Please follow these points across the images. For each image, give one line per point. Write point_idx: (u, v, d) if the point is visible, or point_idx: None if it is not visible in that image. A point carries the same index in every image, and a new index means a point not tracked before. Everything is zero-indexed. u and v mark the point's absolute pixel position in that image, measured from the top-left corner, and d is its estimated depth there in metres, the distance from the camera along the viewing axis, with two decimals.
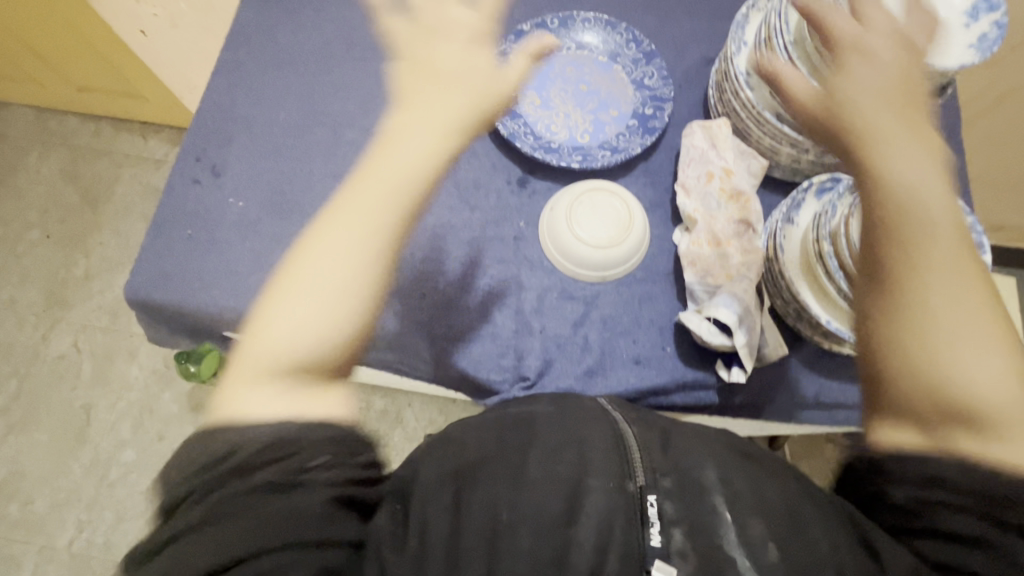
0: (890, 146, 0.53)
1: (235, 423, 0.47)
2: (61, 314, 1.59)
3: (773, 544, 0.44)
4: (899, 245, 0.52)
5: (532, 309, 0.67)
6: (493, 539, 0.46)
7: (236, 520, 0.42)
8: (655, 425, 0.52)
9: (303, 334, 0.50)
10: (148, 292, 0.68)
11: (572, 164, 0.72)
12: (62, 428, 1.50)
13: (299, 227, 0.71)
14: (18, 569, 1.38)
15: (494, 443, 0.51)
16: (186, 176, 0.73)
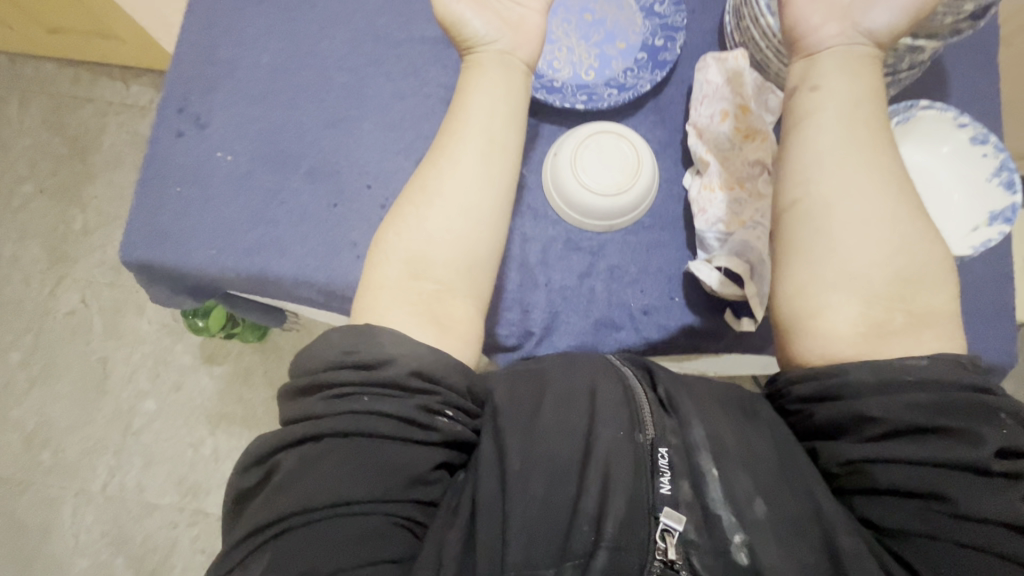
0: (839, 59, 0.51)
1: (321, 352, 0.48)
2: (65, 270, 1.58)
3: (759, 499, 0.45)
4: (853, 153, 0.50)
5: (536, 260, 0.65)
6: (502, 483, 0.46)
7: (316, 455, 0.44)
8: (671, 378, 0.52)
9: (441, 231, 0.52)
10: (145, 252, 0.66)
11: (576, 104, 0.67)
12: (82, 380, 1.54)
13: (292, 180, 0.68)
14: (58, 511, 1.47)
15: (508, 394, 0.51)
16: (170, 128, 0.70)
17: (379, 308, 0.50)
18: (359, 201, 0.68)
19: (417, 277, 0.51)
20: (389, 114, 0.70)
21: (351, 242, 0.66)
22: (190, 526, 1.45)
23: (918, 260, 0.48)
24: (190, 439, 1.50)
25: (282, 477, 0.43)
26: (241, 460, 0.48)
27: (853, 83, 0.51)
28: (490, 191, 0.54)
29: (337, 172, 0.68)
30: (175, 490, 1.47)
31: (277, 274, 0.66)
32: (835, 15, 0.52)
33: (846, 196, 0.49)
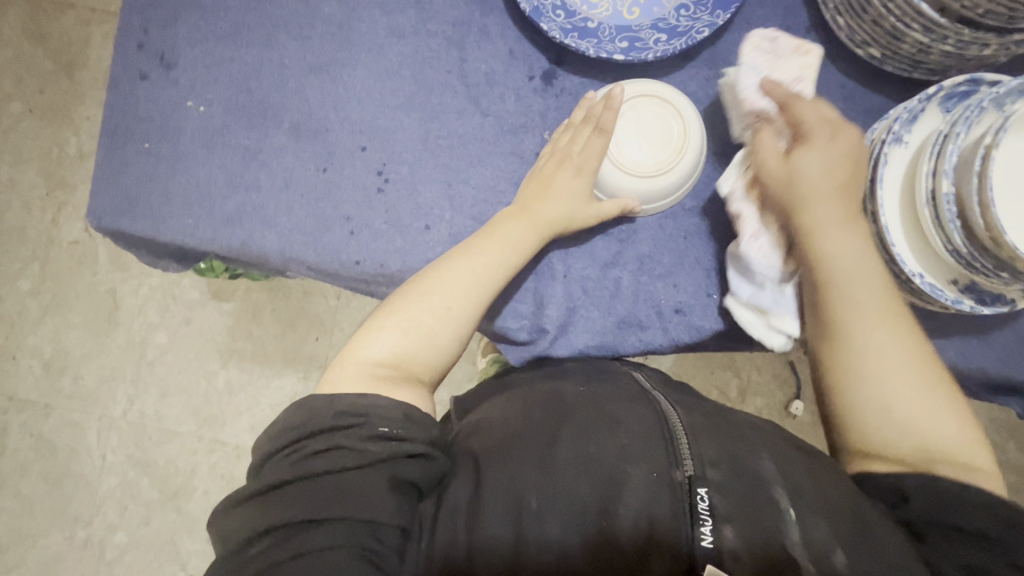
0: (840, 234, 0.48)
1: (302, 404, 0.49)
2: (65, 199, 1.40)
3: (841, 550, 0.44)
4: (877, 294, 0.49)
5: (556, 246, 0.57)
6: (517, 525, 0.47)
7: (309, 506, 0.43)
8: (692, 411, 0.53)
9: (420, 291, 0.54)
10: (114, 220, 0.58)
11: (614, 52, 0.56)
12: (93, 309, 1.38)
13: (274, 138, 0.58)
14: (84, 434, 1.34)
15: (522, 425, 0.53)
16: (131, 69, 0.59)
17: (351, 374, 0.53)
18: (351, 166, 0.58)
19: (378, 358, 0.54)
20: (386, 59, 0.59)
21: (343, 216, 0.58)
22: (209, 453, 1.33)
23: (933, 408, 0.49)
24: (202, 371, 1.36)
25: (273, 515, 0.43)
26: (224, 530, 0.45)
27: (858, 252, 0.49)
28: (477, 270, 0.54)
29: (325, 130, 0.58)
30: (192, 420, 1.35)
31: (261, 251, 0.58)
32: (831, 193, 0.49)
33: (879, 342, 0.50)
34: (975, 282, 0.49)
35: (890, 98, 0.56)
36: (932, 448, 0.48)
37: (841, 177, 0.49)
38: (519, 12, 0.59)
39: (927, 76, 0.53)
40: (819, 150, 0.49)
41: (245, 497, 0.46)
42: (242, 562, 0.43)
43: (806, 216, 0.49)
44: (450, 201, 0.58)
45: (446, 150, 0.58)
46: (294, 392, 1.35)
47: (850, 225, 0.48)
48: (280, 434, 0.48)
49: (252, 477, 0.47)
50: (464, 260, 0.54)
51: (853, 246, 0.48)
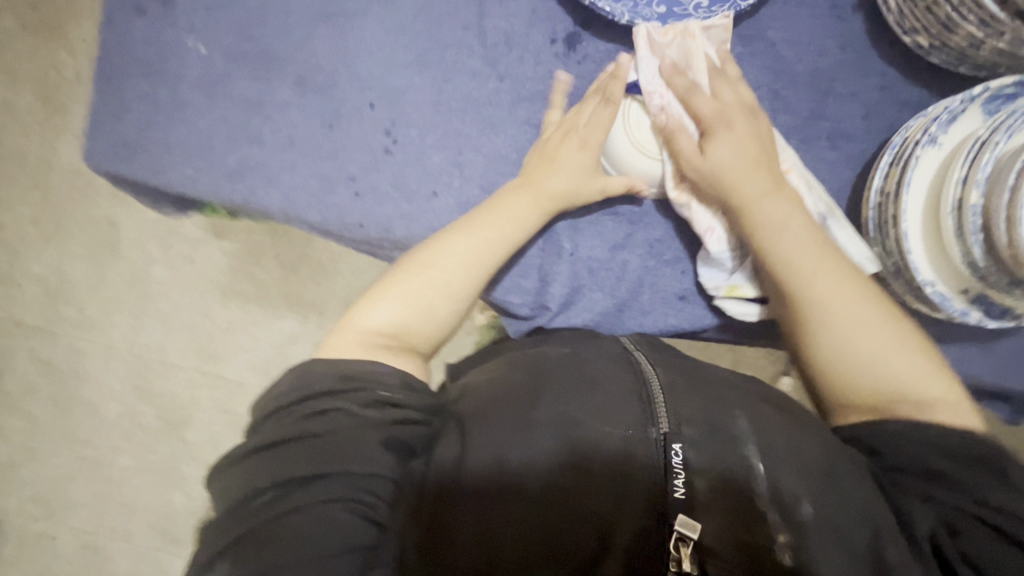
0: (775, 205, 0.49)
1: (296, 376, 0.47)
2: (64, 125, 1.35)
3: (806, 500, 0.42)
4: (822, 257, 0.49)
5: (564, 225, 0.56)
6: (501, 484, 0.43)
7: (306, 460, 0.42)
8: (676, 367, 0.50)
9: (431, 245, 0.53)
10: (113, 164, 0.57)
11: (651, 17, 0.52)
12: (95, 240, 1.37)
13: (279, 90, 0.56)
14: (88, 360, 1.37)
15: (505, 387, 0.48)
16: (128, 4, 0.56)
17: (351, 336, 0.51)
18: (358, 124, 0.56)
19: (377, 327, 0.52)
20: (400, 11, 0.55)
21: (348, 176, 0.56)
22: (211, 388, 1.36)
23: (908, 363, 0.48)
24: (203, 309, 1.37)
25: (257, 474, 0.42)
26: (224, 486, 0.44)
27: (792, 218, 0.49)
28: (480, 234, 0.52)
29: (332, 84, 0.55)
30: (193, 354, 1.37)
31: (264, 206, 0.56)
32: (749, 171, 0.50)
33: (842, 309, 0.48)
34: (986, 295, 0.48)
35: (931, 92, 0.53)
36: (891, 391, 0.48)
37: (751, 155, 0.50)
38: None
39: (973, 72, 0.50)
40: (726, 137, 0.50)
41: (235, 459, 0.45)
42: (239, 518, 0.41)
43: (739, 194, 0.50)
44: (459, 169, 0.56)
45: (458, 113, 0.55)
46: (293, 336, 1.36)
47: (772, 194, 0.49)
48: (273, 396, 0.48)
49: (251, 436, 0.46)
50: (466, 231, 0.52)
51: (788, 215, 0.49)
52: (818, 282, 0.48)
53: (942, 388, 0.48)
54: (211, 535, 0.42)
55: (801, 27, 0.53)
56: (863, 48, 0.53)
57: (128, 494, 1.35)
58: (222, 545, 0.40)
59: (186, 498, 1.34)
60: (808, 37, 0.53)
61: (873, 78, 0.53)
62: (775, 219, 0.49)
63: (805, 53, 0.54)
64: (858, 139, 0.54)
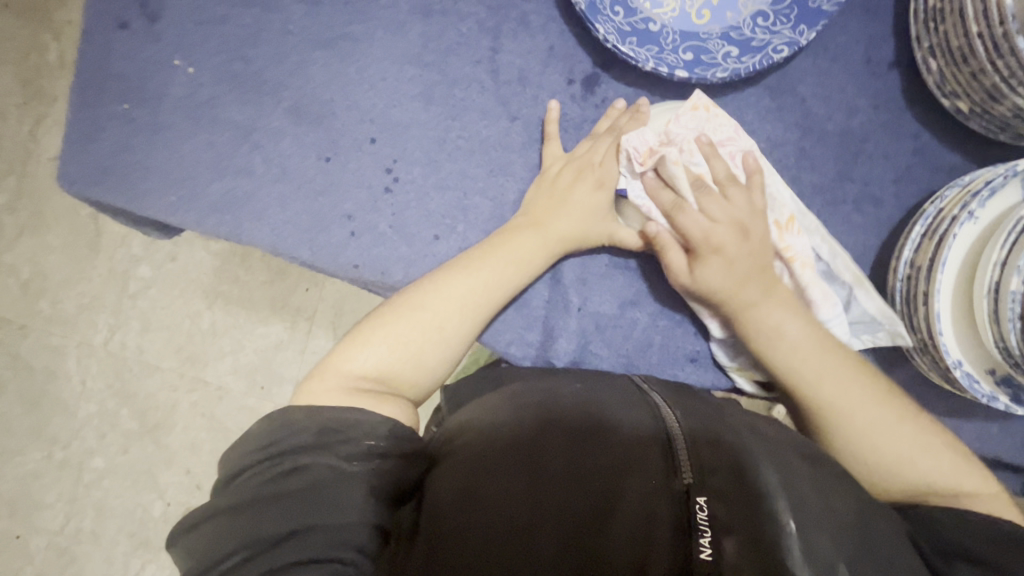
0: (782, 284, 0.47)
1: (264, 426, 0.41)
2: (44, 112, 1.28)
3: (843, 565, 0.37)
4: (823, 327, 0.47)
5: (573, 277, 0.53)
6: (508, 537, 0.38)
7: (279, 520, 0.37)
8: (693, 412, 0.45)
9: (428, 282, 0.48)
10: (84, 189, 0.51)
11: (677, 64, 0.48)
12: (74, 234, 1.31)
13: (271, 117, 0.51)
14: (62, 359, 1.31)
15: (510, 426, 0.43)
16: (107, 15, 0.51)
17: (331, 380, 0.45)
18: (357, 159, 0.52)
19: (362, 372, 0.46)
20: (408, 39, 0.51)
21: (343, 214, 0.52)
22: (190, 392, 1.31)
23: (924, 463, 0.45)
24: (185, 311, 1.32)
25: (226, 540, 0.37)
26: (188, 549, 0.38)
27: (788, 323, 0.46)
28: (478, 258, 0.48)
29: (330, 114, 0.51)
30: (173, 357, 1.31)
31: (250, 241, 0.52)
32: (754, 272, 0.47)
33: (851, 388, 0.46)
34: (1012, 377, 0.46)
35: (965, 158, 0.50)
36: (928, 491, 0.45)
37: (755, 238, 0.47)
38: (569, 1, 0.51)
39: (1012, 141, 0.47)
40: (742, 192, 0.47)
41: (197, 522, 0.38)
42: None
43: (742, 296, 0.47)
44: (464, 212, 0.52)
45: (465, 152, 0.52)
46: (278, 342, 1.31)
47: (775, 298, 0.47)
48: (237, 452, 0.41)
49: (217, 493, 0.40)
50: (464, 271, 0.48)
51: (791, 287, 0.47)
52: (829, 359, 0.46)
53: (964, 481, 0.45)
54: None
55: (834, 81, 0.50)
56: (897, 108, 0.50)
57: (99, 496, 1.28)
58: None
59: (160, 502, 1.29)
60: (841, 93, 0.50)
61: (904, 140, 0.50)
62: (783, 295, 0.47)
63: (836, 109, 0.51)
64: (887, 203, 0.51)
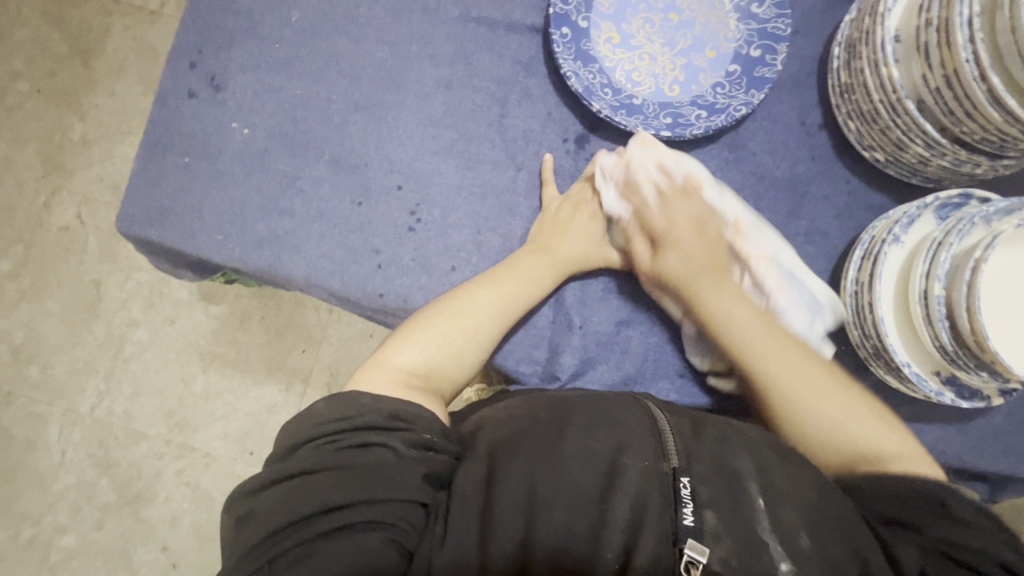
0: (721, 298, 0.59)
1: (325, 407, 0.49)
2: (60, 183, 1.32)
3: (805, 533, 0.45)
4: (767, 335, 0.57)
5: (573, 300, 0.60)
6: (527, 512, 0.46)
7: (347, 488, 0.44)
8: (680, 413, 0.54)
9: (464, 293, 0.56)
10: (143, 228, 0.59)
11: (660, 128, 0.60)
12: (73, 300, 1.30)
13: (314, 168, 0.61)
14: (45, 427, 1.26)
15: (527, 421, 0.51)
16: (179, 86, 0.61)
17: (384, 373, 0.54)
18: (385, 202, 0.60)
19: (411, 368, 0.55)
20: (431, 106, 0.62)
21: (372, 249, 0.59)
22: (176, 459, 1.26)
23: (862, 424, 0.54)
24: (179, 374, 1.29)
25: (289, 497, 0.44)
26: (249, 508, 0.45)
27: (738, 309, 0.58)
28: (503, 279, 0.57)
29: (364, 166, 0.61)
30: (163, 422, 1.27)
31: (287, 272, 0.59)
32: (700, 271, 0.60)
33: (802, 403, 0.55)
34: (956, 376, 0.53)
35: (888, 199, 0.61)
36: (863, 450, 0.54)
37: (700, 262, 0.61)
38: (564, 84, 0.63)
39: (924, 183, 0.58)
40: (677, 250, 0.61)
41: (259, 483, 0.45)
42: (266, 544, 0.42)
43: (692, 290, 0.59)
44: (477, 246, 0.60)
45: (478, 196, 0.61)
46: (272, 404, 1.28)
47: (722, 291, 0.59)
48: (293, 431, 0.48)
49: (277, 462, 0.47)
50: (491, 283, 0.56)
51: (734, 305, 0.59)
52: (767, 359, 0.56)
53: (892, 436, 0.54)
54: (237, 557, 0.43)
55: (778, 139, 0.62)
56: (831, 159, 0.62)
57: None
58: (251, 566, 0.42)
59: None
60: (784, 148, 0.62)
61: (839, 184, 0.62)
62: (728, 320, 0.58)
63: (782, 161, 0.62)
64: (831, 236, 0.61)
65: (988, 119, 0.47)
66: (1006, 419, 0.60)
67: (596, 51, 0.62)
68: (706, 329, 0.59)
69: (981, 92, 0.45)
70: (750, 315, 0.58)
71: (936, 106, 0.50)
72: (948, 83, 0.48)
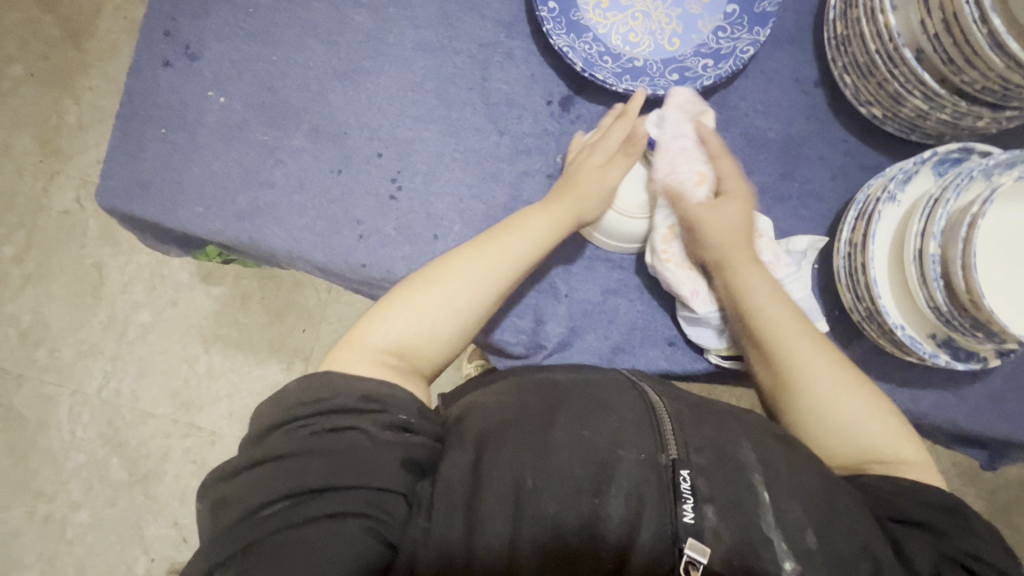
0: (755, 274, 0.55)
1: (301, 390, 0.49)
2: (56, 167, 1.32)
3: (811, 531, 0.45)
4: (794, 319, 0.54)
5: (560, 268, 0.59)
6: (514, 503, 0.46)
7: (322, 474, 0.44)
8: (682, 399, 0.53)
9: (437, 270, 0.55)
10: (124, 202, 0.58)
11: (671, 89, 0.58)
12: (76, 283, 1.31)
13: (293, 137, 0.59)
14: (55, 407, 1.28)
15: (517, 409, 0.51)
16: (155, 56, 0.60)
17: (354, 355, 0.53)
18: (366, 171, 0.59)
19: (387, 347, 0.54)
20: (411, 71, 0.60)
21: (354, 219, 0.58)
22: (183, 437, 1.28)
23: (883, 428, 0.53)
24: (182, 355, 1.30)
25: (262, 483, 0.44)
26: (224, 495, 0.45)
27: (767, 290, 0.55)
28: (482, 258, 0.55)
29: (344, 134, 0.59)
30: (169, 402, 1.29)
31: (270, 245, 0.58)
32: (735, 239, 0.55)
33: (827, 390, 0.53)
34: (951, 338, 0.52)
35: (886, 157, 0.59)
36: (870, 452, 0.52)
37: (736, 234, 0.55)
38: (559, 60, 0.61)
39: (923, 139, 0.56)
40: (733, 201, 0.55)
41: (236, 468, 0.46)
42: (240, 530, 0.43)
43: (720, 262, 0.56)
44: (461, 214, 0.59)
45: (462, 163, 0.60)
46: (275, 383, 1.29)
47: (754, 265, 0.55)
48: (269, 415, 0.49)
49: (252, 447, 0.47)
50: (472, 258, 0.55)
51: (764, 279, 0.55)
52: (796, 347, 0.54)
53: (910, 448, 0.52)
54: (213, 541, 0.43)
55: (771, 98, 0.60)
56: (826, 117, 0.60)
57: (82, 554, 1.24)
58: (227, 551, 0.42)
59: (144, 558, 1.24)
60: (778, 107, 0.60)
61: (835, 144, 0.59)
62: (752, 294, 0.54)
63: (775, 121, 0.60)
64: (826, 198, 0.59)
65: (989, 66, 0.45)
66: (1007, 382, 0.58)
67: (587, 20, 0.60)
68: (733, 303, 0.55)
69: (981, 37, 0.43)
70: (781, 297, 0.54)
71: (935, 55, 0.48)
72: (947, 28, 0.45)
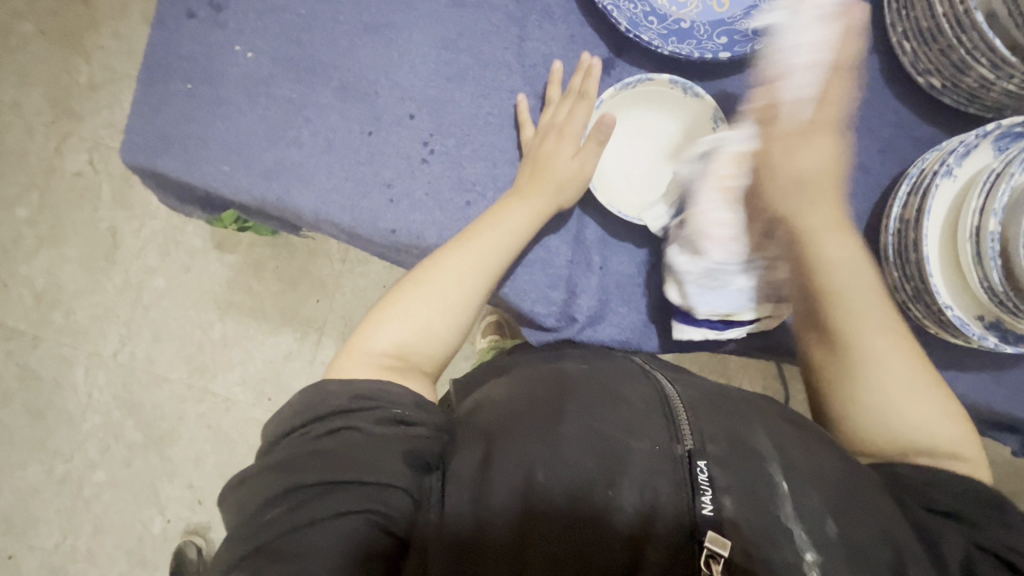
0: (835, 242, 0.51)
1: (310, 402, 0.49)
2: (68, 128, 1.30)
3: (831, 520, 0.45)
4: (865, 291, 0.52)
5: (594, 238, 0.58)
6: (527, 494, 0.46)
7: (321, 472, 0.44)
8: (695, 391, 0.53)
9: (437, 263, 0.55)
10: (148, 158, 0.57)
11: (720, 52, 0.55)
12: (89, 246, 1.30)
13: (321, 95, 0.57)
14: (71, 369, 1.29)
15: (527, 399, 0.51)
16: (178, 6, 0.57)
17: (351, 364, 0.54)
18: (396, 133, 0.57)
19: (382, 349, 0.55)
20: (444, 27, 0.58)
21: (383, 181, 0.57)
22: (198, 403, 1.29)
23: (931, 417, 0.53)
24: (196, 321, 1.30)
25: (272, 488, 0.44)
26: (238, 501, 0.46)
27: (838, 256, 0.52)
28: (469, 248, 0.54)
29: (374, 93, 0.57)
30: (184, 367, 1.30)
31: (297, 207, 0.57)
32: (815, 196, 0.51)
33: (888, 372, 0.53)
34: (1000, 320, 0.50)
35: (940, 130, 0.56)
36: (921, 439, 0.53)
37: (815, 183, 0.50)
38: (601, 19, 0.58)
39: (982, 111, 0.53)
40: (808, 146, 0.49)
41: (245, 477, 0.47)
42: (252, 531, 0.43)
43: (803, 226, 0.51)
44: (494, 180, 0.58)
45: (496, 127, 0.58)
46: (289, 351, 1.29)
47: (836, 230, 0.51)
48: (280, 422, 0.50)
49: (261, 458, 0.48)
50: (463, 249, 0.55)
51: (834, 242, 0.52)
52: (868, 324, 0.53)
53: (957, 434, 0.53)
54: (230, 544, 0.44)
55: None
56: (880, 85, 0.57)
57: (100, 513, 1.26)
58: (245, 548, 0.43)
59: (160, 518, 1.27)
60: None
61: (888, 114, 0.57)
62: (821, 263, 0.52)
63: None
64: (874, 171, 0.57)
65: None
66: None
67: None
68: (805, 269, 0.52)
69: None
70: (857, 264, 0.52)
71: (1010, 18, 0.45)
72: None
